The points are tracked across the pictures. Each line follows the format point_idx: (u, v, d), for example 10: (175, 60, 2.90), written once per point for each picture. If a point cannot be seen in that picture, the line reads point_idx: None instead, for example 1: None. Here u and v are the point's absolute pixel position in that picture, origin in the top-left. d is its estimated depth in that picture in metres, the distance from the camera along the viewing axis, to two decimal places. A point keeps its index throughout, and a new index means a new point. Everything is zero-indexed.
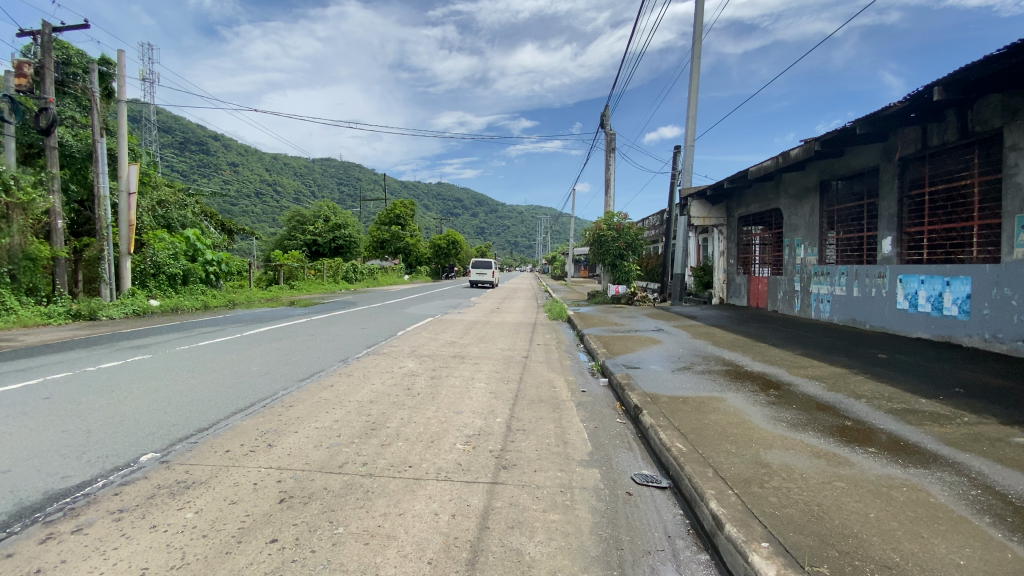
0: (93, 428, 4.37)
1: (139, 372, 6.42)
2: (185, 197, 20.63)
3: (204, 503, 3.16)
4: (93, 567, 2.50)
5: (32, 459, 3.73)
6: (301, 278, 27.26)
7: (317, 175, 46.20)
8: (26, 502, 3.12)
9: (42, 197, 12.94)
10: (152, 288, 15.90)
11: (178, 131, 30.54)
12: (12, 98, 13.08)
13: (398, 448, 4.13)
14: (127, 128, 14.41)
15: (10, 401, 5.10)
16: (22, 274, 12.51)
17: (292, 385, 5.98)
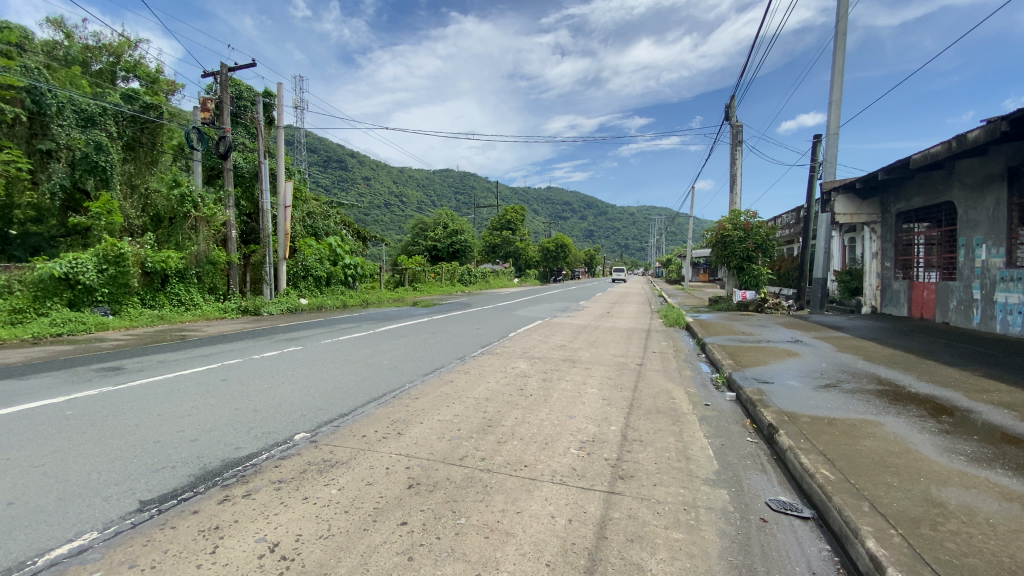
0: (258, 408, 5.09)
1: (292, 362, 7.36)
2: (328, 208, 23.34)
3: (345, 482, 3.49)
4: (258, 529, 2.90)
5: (214, 430, 4.44)
6: (423, 280, 29.30)
7: (437, 184, 49.37)
8: (209, 467, 3.73)
9: (221, 211, 15.57)
10: (303, 289, 18.23)
11: (323, 151, 34.69)
12: (200, 130, 15.86)
13: (513, 447, 4.20)
14: (284, 151, 16.68)
15: (199, 380, 6.18)
16: (206, 276, 15.07)
17: (417, 379, 6.42)
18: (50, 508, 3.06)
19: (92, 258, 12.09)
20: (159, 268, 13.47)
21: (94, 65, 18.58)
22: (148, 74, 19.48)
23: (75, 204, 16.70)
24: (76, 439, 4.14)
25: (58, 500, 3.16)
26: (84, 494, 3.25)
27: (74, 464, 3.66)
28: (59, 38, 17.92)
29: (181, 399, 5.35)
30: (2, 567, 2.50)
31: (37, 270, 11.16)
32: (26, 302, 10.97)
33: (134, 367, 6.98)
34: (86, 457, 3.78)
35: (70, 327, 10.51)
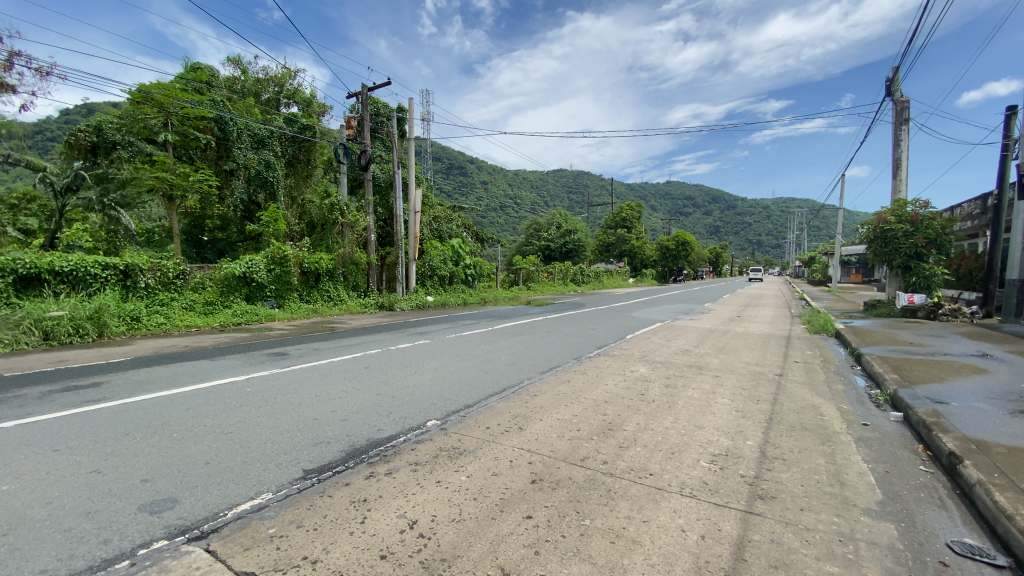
0: (395, 395, 5.58)
1: (422, 354, 7.95)
2: (451, 211, 24.81)
3: (473, 470, 3.67)
4: (399, 505, 3.17)
5: (359, 412, 4.97)
6: (537, 279, 29.77)
7: (550, 185, 49.82)
8: (357, 444, 4.17)
9: (362, 218, 17.37)
10: (429, 287, 19.60)
11: (446, 158, 36.95)
12: (346, 146, 17.83)
13: (637, 453, 4.07)
14: (414, 161, 18.06)
15: (346, 367, 6.96)
16: (351, 275, 16.97)
17: (535, 376, 6.53)
18: (237, 469, 3.66)
19: (264, 259, 14.21)
20: (313, 267, 15.44)
21: (264, 95, 21.86)
22: (304, 98, 22.43)
23: (250, 214, 19.78)
24: (254, 412, 4.91)
25: (242, 463, 3.77)
26: (261, 459, 3.84)
27: (253, 433, 4.34)
28: (239, 74, 21.36)
29: (332, 383, 6.08)
30: (205, 515, 3.03)
31: (224, 270, 13.31)
32: (216, 295, 13.00)
33: (295, 353, 8.08)
34: (262, 428, 4.47)
35: (247, 317, 12.52)
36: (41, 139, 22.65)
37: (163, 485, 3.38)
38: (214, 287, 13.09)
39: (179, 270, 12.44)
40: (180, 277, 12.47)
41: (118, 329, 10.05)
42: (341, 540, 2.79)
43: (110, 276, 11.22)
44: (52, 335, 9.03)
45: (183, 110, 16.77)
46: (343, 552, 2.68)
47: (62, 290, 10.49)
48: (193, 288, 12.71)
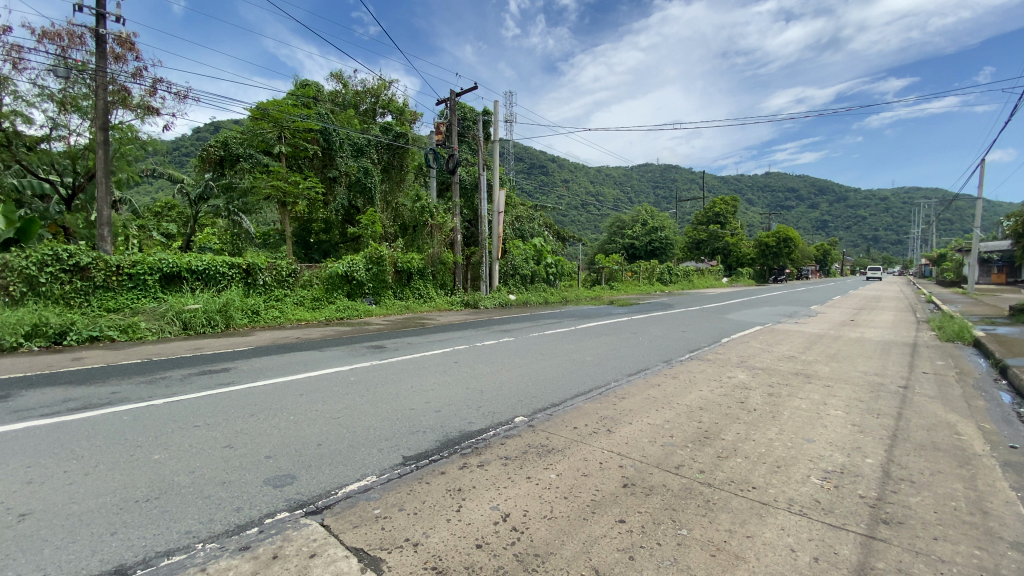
0: (483, 390, 5.74)
1: (507, 351, 8.09)
2: (533, 211, 25.00)
3: (563, 469, 3.69)
4: (492, 498, 3.26)
5: (450, 405, 5.18)
6: (620, 279, 29.07)
7: (636, 181, 48.31)
8: (449, 435, 4.35)
9: (449, 219, 18.04)
10: (512, 286, 19.89)
11: (529, 158, 37.26)
12: (435, 151, 18.59)
13: (737, 464, 3.84)
14: (498, 162, 18.39)
15: (437, 361, 7.29)
16: (438, 273, 17.68)
17: (623, 378, 6.39)
18: (344, 452, 3.97)
19: (362, 259, 15.28)
20: (406, 267, 16.34)
21: (362, 106, 23.46)
22: (397, 107, 23.77)
23: (350, 217, 21.34)
24: (356, 400, 5.30)
25: (348, 446, 4.08)
26: (365, 444, 4.14)
27: (357, 420, 4.69)
28: (340, 88, 23.10)
29: (425, 376, 6.40)
30: (318, 492, 3.33)
31: (328, 269, 14.51)
32: (321, 292, 14.24)
33: (391, 347, 8.61)
34: (365, 415, 4.82)
35: (348, 312, 13.54)
36: (179, 154, 26.02)
37: (283, 462, 3.76)
38: (320, 284, 14.33)
39: (291, 269, 13.76)
40: (292, 275, 13.80)
41: (241, 321, 11.32)
42: (439, 526, 2.93)
43: (235, 274, 12.66)
44: (190, 325, 10.37)
45: (294, 124, 18.53)
46: (441, 537, 2.81)
47: (197, 287, 12.00)
48: (302, 285, 13.99)
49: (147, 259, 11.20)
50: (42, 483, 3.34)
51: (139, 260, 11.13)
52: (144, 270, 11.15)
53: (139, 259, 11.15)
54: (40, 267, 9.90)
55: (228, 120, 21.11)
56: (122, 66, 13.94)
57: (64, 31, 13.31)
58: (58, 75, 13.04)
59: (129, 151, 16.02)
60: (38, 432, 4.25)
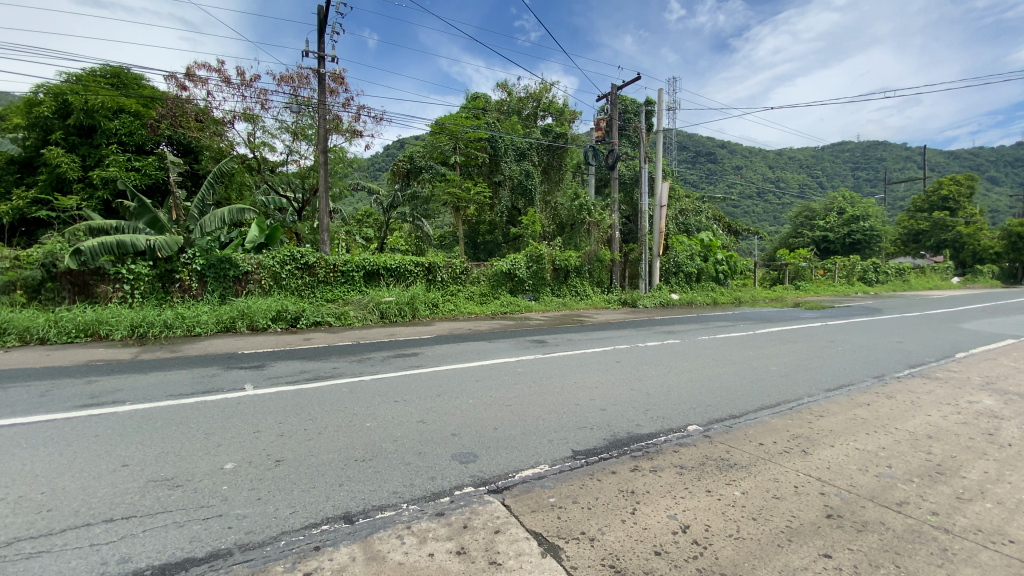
0: (651, 393, 5.55)
1: (675, 354, 7.68)
2: (700, 204, 23.32)
3: (748, 487, 3.36)
4: (668, 506, 3.12)
5: (617, 405, 5.12)
6: (807, 278, 25.38)
7: (828, 162, 41.55)
8: (618, 436, 4.30)
9: (607, 216, 17.83)
10: (674, 284, 18.82)
11: (694, 147, 34.84)
12: (595, 148, 18.41)
13: (986, 511, 3.05)
14: (662, 153, 17.45)
15: (600, 359, 7.27)
16: (596, 271, 17.59)
17: (818, 394, 5.54)
18: (518, 438, 4.20)
19: (524, 257, 16.04)
20: (564, 264, 16.67)
21: (525, 110, 24.52)
22: (558, 108, 24.30)
23: (513, 218, 22.53)
24: (526, 391, 5.58)
25: (521, 433, 4.31)
26: (536, 433, 4.32)
27: (528, 409, 4.93)
28: (506, 96, 24.51)
29: (590, 373, 6.44)
30: (497, 473, 3.56)
31: (494, 266, 15.52)
32: (488, 288, 15.32)
33: (554, 342, 8.87)
34: (535, 406, 5.03)
35: (511, 307, 14.31)
36: (375, 169, 30.45)
37: (465, 441, 4.13)
38: (487, 281, 15.44)
39: (463, 267, 15.09)
40: (464, 272, 15.12)
41: (424, 312, 12.78)
42: (614, 525, 2.90)
43: (419, 271, 14.36)
44: (386, 314, 12.07)
45: (467, 135, 20.71)
46: (617, 536, 2.79)
47: (390, 282, 13.87)
48: (472, 281, 15.23)
49: (354, 258, 13.38)
50: (290, 437, 4.22)
51: (348, 260, 13.33)
52: (352, 268, 13.31)
53: (348, 259, 13.37)
54: (283, 264, 12.49)
55: (413, 136, 23.99)
56: (335, 97, 16.79)
57: (295, 74, 16.52)
58: (292, 110, 16.27)
59: (341, 169, 19.23)
60: (286, 396, 5.39)
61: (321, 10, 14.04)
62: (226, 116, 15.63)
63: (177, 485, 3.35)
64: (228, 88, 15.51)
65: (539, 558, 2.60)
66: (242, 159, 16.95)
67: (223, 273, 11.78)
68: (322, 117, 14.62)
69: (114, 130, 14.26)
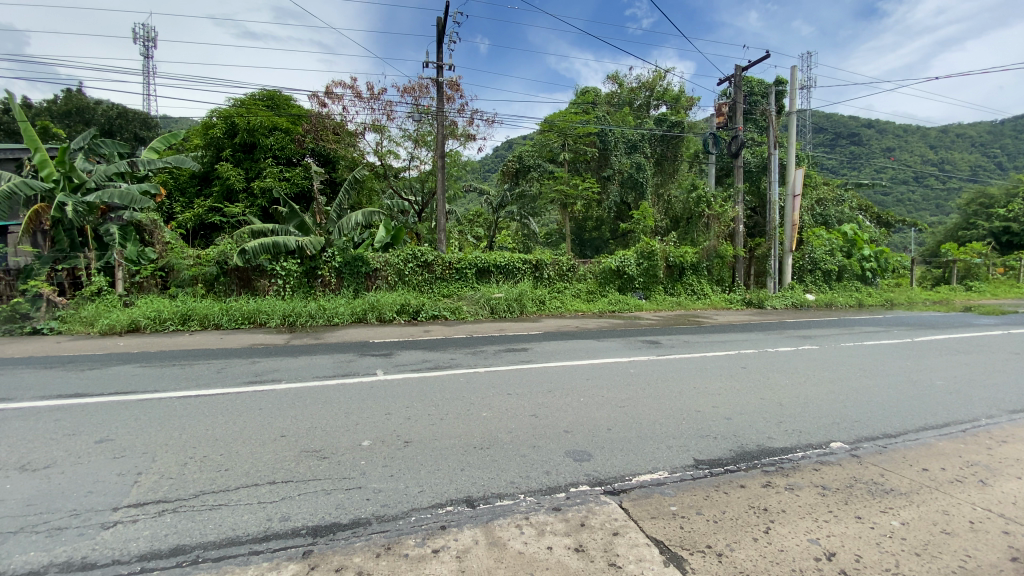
0: (784, 403, 5.05)
1: (811, 361, 6.90)
2: (840, 193, 20.71)
3: (909, 517, 2.91)
4: (809, 529, 2.82)
5: (744, 414, 4.73)
6: (983, 277, 21.29)
7: (1013, 137, 34.39)
8: (746, 448, 3.98)
9: (730, 208, 16.59)
10: (809, 283, 16.91)
11: (831, 128, 30.99)
12: (716, 135, 17.14)
13: None
14: (796, 137, 15.74)
15: (722, 364, 6.78)
16: (716, 268, 16.50)
17: (1003, 416, 4.62)
18: (634, 442, 4.07)
19: (635, 254, 15.54)
20: (678, 261, 15.84)
21: (637, 101, 23.71)
22: (673, 96, 23.13)
23: (623, 214, 21.94)
24: (640, 393, 5.40)
25: (637, 437, 4.17)
26: (653, 438, 4.15)
27: (644, 412, 4.77)
28: (616, 88, 23.91)
29: (710, 378, 6.03)
30: (613, 474, 3.50)
31: (603, 263, 15.26)
32: (596, 286, 15.12)
33: (668, 343, 8.48)
34: (652, 409, 4.85)
35: (621, 305, 13.96)
36: (486, 170, 31.54)
37: (579, 439, 4.11)
38: (594, 278, 15.24)
39: (571, 264, 15.04)
40: (571, 269, 15.07)
41: (532, 309, 12.97)
42: (745, 543, 2.69)
43: (527, 269, 14.62)
44: (496, 309, 12.46)
45: (576, 131, 20.58)
46: (749, 556, 2.58)
47: (501, 279, 14.31)
48: (579, 279, 15.13)
49: (468, 257, 14.04)
50: (415, 421, 4.54)
51: (462, 258, 14.02)
52: (465, 265, 13.98)
53: (462, 257, 14.05)
54: (406, 262, 13.53)
55: (522, 135, 24.43)
56: (451, 104, 17.68)
57: (416, 84, 17.71)
58: (413, 119, 17.48)
59: (456, 171, 20.23)
60: (409, 383, 5.82)
61: (439, 21, 14.86)
62: (358, 127, 17.30)
63: (322, 457, 3.78)
64: (360, 102, 17.08)
65: (661, 566, 2.50)
66: (371, 166, 18.61)
67: (356, 270, 13.06)
68: (440, 123, 15.49)
69: (270, 146, 16.45)
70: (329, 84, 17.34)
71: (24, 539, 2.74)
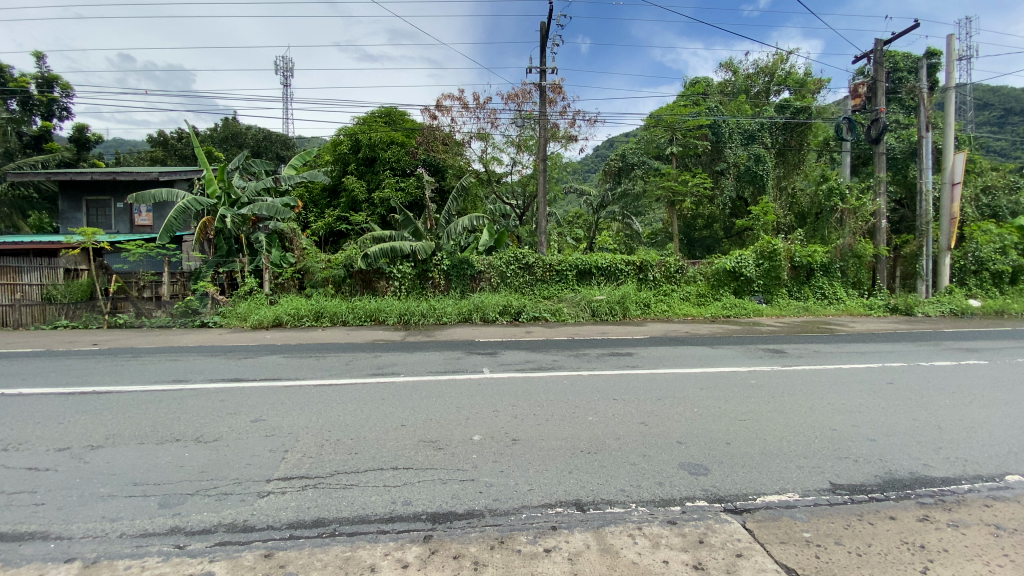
0: (944, 426, 4.34)
1: (979, 378, 5.84)
2: (1015, 179, 17.34)
3: None
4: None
5: (891, 436, 4.14)
6: None
7: None
8: (896, 474, 3.48)
9: (870, 201, 14.64)
10: (972, 287, 14.36)
11: (1001, 102, 26.10)
12: (852, 119, 15.21)
13: None
14: (955, 115, 13.50)
15: (861, 377, 6.00)
16: (851, 269, 14.71)
17: None
18: (757, 458, 3.76)
19: (753, 254, 14.38)
20: (806, 261, 14.38)
21: (754, 88, 21.99)
22: (796, 81, 21.08)
23: (738, 211, 20.45)
24: (763, 406, 4.96)
25: (761, 453, 3.84)
26: (780, 456, 3.80)
27: (768, 427, 4.38)
28: (730, 76, 22.35)
29: (847, 393, 5.35)
30: (735, 492, 3.26)
31: (716, 264, 14.34)
32: (707, 288, 14.26)
33: (793, 353, 7.69)
34: (777, 424, 4.44)
35: (736, 310, 12.98)
36: (587, 171, 31.22)
37: (694, 451, 3.88)
38: (706, 280, 14.37)
39: (679, 265, 14.35)
40: (679, 271, 14.37)
41: (636, 311, 12.57)
42: None
43: (631, 270, 14.20)
44: (598, 312, 12.27)
45: (685, 124, 19.56)
46: None
47: (604, 281, 14.08)
48: (688, 281, 14.38)
49: (570, 259, 14.03)
50: (522, 420, 4.62)
51: (563, 259, 14.04)
52: (567, 267, 13.98)
53: (564, 259, 14.07)
54: (508, 265, 13.88)
55: (626, 133, 23.83)
56: (554, 107, 17.80)
57: (520, 91, 18.10)
58: (517, 124, 17.90)
59: (557, 173, 20.31)
60: (514, 383, 5.95)
61: (543, 26, 15.05)
62: (465, 136, 18.12)
63: (438, 448, 4.00)
64: (467, 112, 17.88)
65: None
66: (477, 173, 19.38)
67: (462, 273, 13.69)
68: (542, 126, 15.65)
69: (388, 158, 17.88)
70: (440, 97, 18.35)
71: (199, 500, 3.25)
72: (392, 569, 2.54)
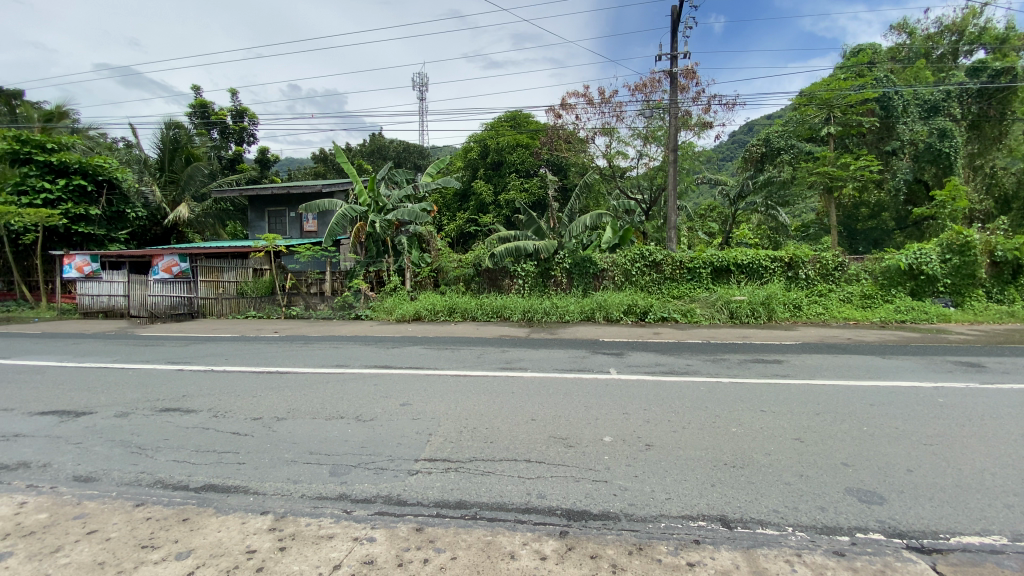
0: None
1: None
2: None
3: None
4: None
5: None
6: None
7: None
8: None
9: None
10: None
11: None
12: None
13: None
14: None
15: None
16: None
17: None
18: (950, 492, 3.13)
19: (937, 248, 12.10)
20: (1012, 256, 11.71)
21: (937, 50, 18.51)
22: (997, 36, 17.30)
23: (915, 196, 17.34)
24: (954, 429, 4.13)
25: (955, 486, 3.20)
26: (983, 491, 3.13)
27: (962, 454, 3.64)
28: (904, 40, 19.05)
29: None
30: (920, 528, 2.76)
31: (887, 261, 12.34)
32: (874, 288, 12.31)
33: (998, 368, 6.27)
34: (975, 452, 3.67)
35: (912, 315, 10.98)
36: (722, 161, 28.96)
37: (864, 476, 3.38)
38: (872, 279, 12.46)
39: (837, 262, 12.63)
40: (838, 268, 12.64)
41: (782, 314, 11.31)
42: None
43: (777, 268, 12.84)
44: (736, 314, 11.28)
45: (847, 99, 16.66)
46: None
47: (743, 279, 12.94)
48: (849, 279, 12.58)
49: (702, 255, 13.16)
50: (655, 425, 4.44)
51: (695, 257, 13.20)
52: (699, 265, 13.10)
53: (696, 255, 13.22)
54: (633, 262, 13.47)
55: (768, 117, 21.62)
56: (685, 94, 16.79)
57: (648, 81, 17.38)
58: (644, 116, 17.23)
59: (689, 163, 19.18)
60: (644, 385, 5.75)
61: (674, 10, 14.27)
62: (591, 133, 17.97)
63: (568, 445, 4.02)
64: (592, 108, 17.69)
65: None
66: (601, 170, 19.12)
67: (585, 271, 13.58)
68: (672, 116, 14.83)
69: (514, 161, 18.52)
70: (566, 96, 18.41)
71: (361, 472, 3.68)
72: (530, 559, 2.61)
